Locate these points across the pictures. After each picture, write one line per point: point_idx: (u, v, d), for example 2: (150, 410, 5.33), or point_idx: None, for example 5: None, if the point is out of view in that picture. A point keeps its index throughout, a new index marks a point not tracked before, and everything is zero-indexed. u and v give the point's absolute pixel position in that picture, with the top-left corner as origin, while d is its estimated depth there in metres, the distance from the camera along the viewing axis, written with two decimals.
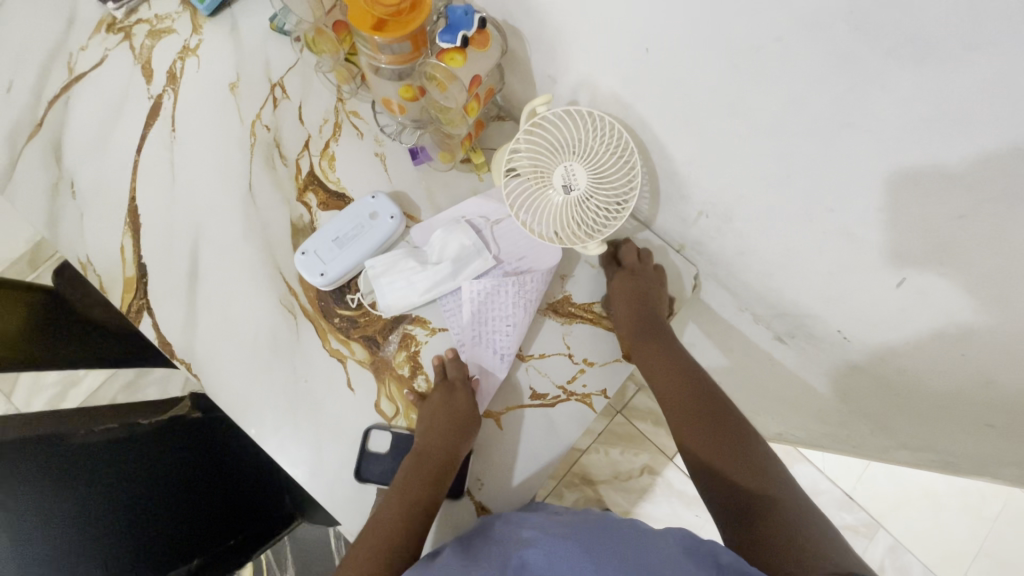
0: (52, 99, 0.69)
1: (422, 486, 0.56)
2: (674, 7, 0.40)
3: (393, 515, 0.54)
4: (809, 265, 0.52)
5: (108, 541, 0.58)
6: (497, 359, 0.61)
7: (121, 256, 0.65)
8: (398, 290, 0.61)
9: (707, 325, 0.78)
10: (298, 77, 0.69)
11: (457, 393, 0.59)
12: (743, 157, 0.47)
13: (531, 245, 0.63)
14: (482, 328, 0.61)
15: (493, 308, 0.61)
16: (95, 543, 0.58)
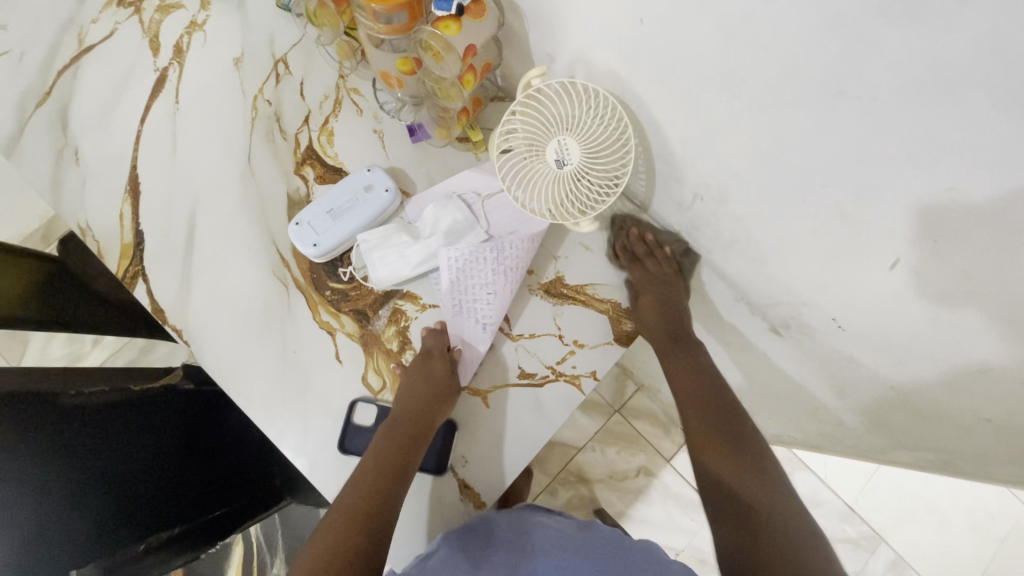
0: (62, 69, 0.70)
1: (399, 451, 0.57)
2: None
3: (367, 478, 0.55)
4: (803, 249, 0.51)
5: (86, 505, 0.58)
6: (479, 331, 0.61)
7: (119, 222, 0.65)
8: (386, 261, 0.61)
9: (703, 319, 0.77)
10: (301, 54, 0.70)
11: (435, 362, 0.60)
12: (737, 133, 0.47)
13: (522, 222, 0.62)
14: (463, 298, 0.60)
15: (472, 276, 0.60)
16: (79, 504, 0.58)
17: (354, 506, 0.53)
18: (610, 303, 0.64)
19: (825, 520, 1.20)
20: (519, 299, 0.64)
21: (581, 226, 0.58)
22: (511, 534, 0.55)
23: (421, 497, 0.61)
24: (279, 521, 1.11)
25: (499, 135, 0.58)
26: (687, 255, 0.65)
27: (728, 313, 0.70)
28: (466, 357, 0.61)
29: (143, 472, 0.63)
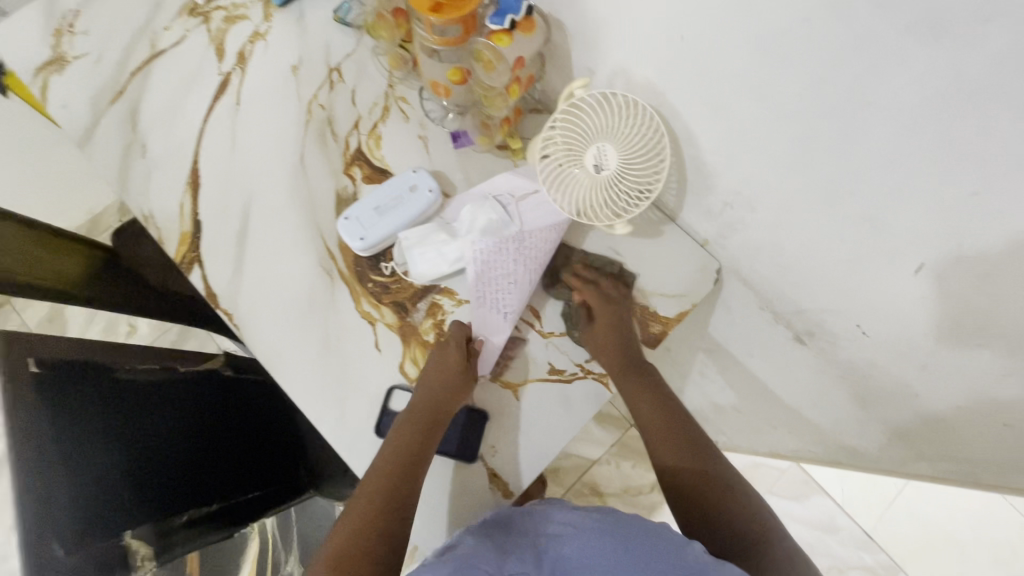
0: (134, 70, 0.76)
1: (415, 443, 0.59)
2: None
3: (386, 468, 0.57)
4: (829, 256, 0.53)
5: (142, 480, 0.59)
6: (500, 320, 0.64)
7: (179, 211, 0.69)
8: (427, 257, 0.64)
9: (726, 330, 0.79)
10: (354, 63, 0.76)
11: (451, 352, 0.62)
12: (769, 143, 0.50)
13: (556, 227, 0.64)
14: (486, 289, 0.63)
15: (496, 267, 0.63)
16: (136, 477, 0.58)
17: (378, 489, 0.55)
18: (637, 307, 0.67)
19: (841, 546, 1.22)
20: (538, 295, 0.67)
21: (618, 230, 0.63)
22: (528, 522, 0.56)
23: (451, 486, 0.63)
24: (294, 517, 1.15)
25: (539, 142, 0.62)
26: (712, 265, 0.67)
27: (752, 322, 0.73)
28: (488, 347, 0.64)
29: (185, 451, 0.66)
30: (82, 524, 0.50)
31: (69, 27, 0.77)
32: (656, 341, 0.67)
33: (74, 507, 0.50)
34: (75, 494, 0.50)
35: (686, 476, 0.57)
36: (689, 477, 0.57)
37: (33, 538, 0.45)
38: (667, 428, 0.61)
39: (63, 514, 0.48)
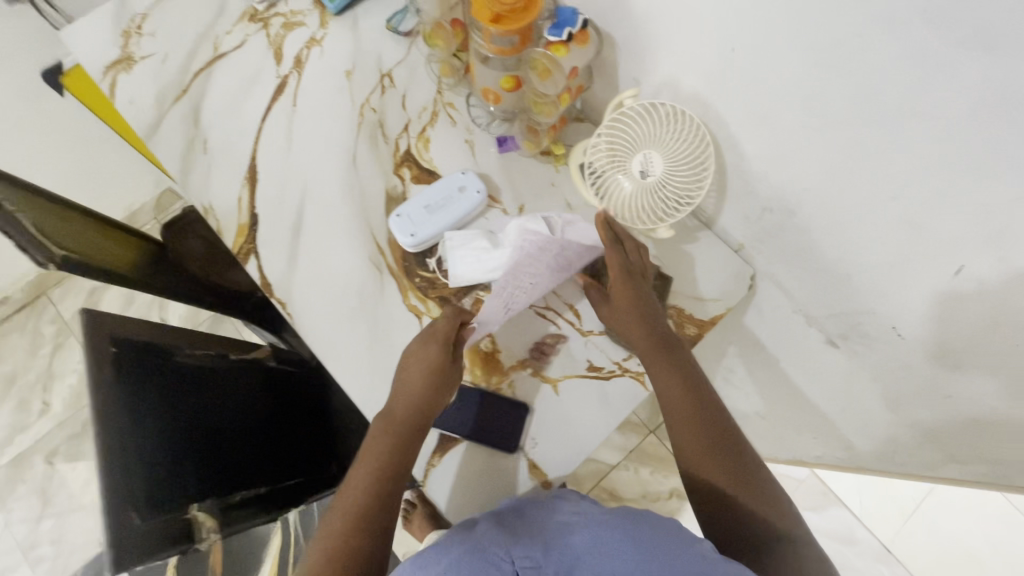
0: (197, 71, 0.80)
1: (398, 448, 0.59)
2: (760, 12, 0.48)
3: (369, 473, 0.57)
4: (867, 260, 0.56)
5: (196, 461, 0.61)
6: (500, 315, 0.64)
7: (238, 205, 0.73)
8: (467, 259, 0.67)
9: (756, 335, 0.82)
10: (405, 69, 0.79)
11: (430, 347, 0.62)
12: (813, 152, 0.53)
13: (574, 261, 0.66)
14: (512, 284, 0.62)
15: (529, 266, 0.62)
16: (189, 460, 0.60)
17: (359, 488, 0.56)
18: (673, 308, 0.69)
19: (860, 559, 1.24)
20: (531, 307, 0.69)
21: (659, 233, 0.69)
22: (538, 512, 0.56)
23: (491, 475, 0.64)
24: None
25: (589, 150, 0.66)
26: (747, 271, 0.70)
27: (784, 327, 0.75)
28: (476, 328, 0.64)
29: (230, 436, 0.68)
30: (150, 494, 0.53)
31: (137, 29, 0.82)
32: (692, 342, 0.69)
33: (145, 482, 0.53)
34: (145, 469, 0.54)
35: (714, 475, 0.56)
36: (714, 476, 0.56)
37: (114, 507, 0.49)
38: (691, 416, 0.59)
39: (136, 484, 0.52)
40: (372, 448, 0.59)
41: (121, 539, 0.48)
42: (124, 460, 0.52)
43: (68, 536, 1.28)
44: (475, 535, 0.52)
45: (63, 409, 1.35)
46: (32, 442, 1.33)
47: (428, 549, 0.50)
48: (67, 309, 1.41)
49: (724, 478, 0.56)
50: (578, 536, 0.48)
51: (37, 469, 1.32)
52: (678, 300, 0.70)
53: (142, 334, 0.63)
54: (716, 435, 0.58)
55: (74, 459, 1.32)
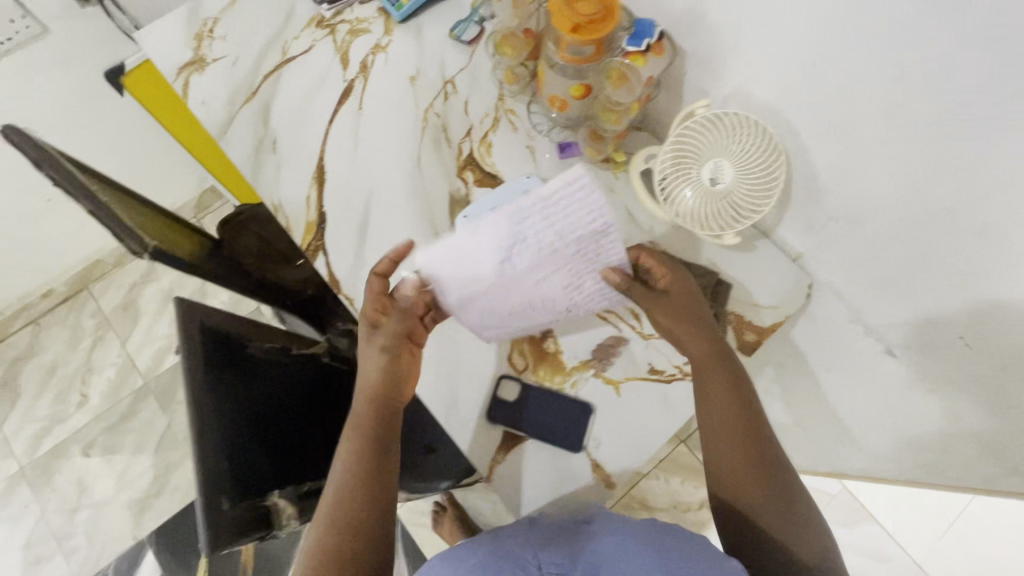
0: (267, 73, 0.83)
1: (366, 434, 0.61)
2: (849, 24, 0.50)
3: (349, 462, 0.60)
4: (939, 269, 0.57)
5: (269, 454, 0.63)
6: (492, 261, 0.54)
7: (307, 203, 0.76)
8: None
9: (804, 346, 0.82)
10: (468, 76, 0.81)
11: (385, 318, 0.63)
12: (890, 161, 0.55)
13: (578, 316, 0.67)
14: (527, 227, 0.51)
15: (556, 215, 0.50)
16: (263, 451, 0.62)
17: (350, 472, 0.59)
18: (733, 314, 0.71)
19: None
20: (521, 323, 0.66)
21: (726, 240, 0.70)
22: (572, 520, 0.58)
23: (555, 473, 0.66)
24: None
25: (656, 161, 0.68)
26: (805, 280, 0.71)
27: (837, 338, 0.76)
28: (456, 262, 0.55)
29: (293, 431, 0.70)
30: (238, 481, 0.55)
31: (208, 32, 0.85)
32: (751, 348, 0.70)
33: (231, 468, 0.55)
34: (229, 455, 0.56)
35: (744, 474, 0.58)
36: (747, 476, 0.58)
37: (210, 492, 0.51)
38: (735, 415, 0.60)
39: (226, 472, 0.54)
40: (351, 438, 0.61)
41: (215, 523, 0.50)
42: (215, 449, 0.54)
43: (102, 527, 1.29)
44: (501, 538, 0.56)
45: (100, 401, 1.37)
46: (69, 433, 1.35)
47: (454, 550, 0.55)
48: (107, 303, 1.45)
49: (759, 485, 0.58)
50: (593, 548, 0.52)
51: (73, 461, 1.34)
52: (735, 306, 0.71)
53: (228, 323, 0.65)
54: (749, 438, 0.59)
55: (109, 452, 1.34)
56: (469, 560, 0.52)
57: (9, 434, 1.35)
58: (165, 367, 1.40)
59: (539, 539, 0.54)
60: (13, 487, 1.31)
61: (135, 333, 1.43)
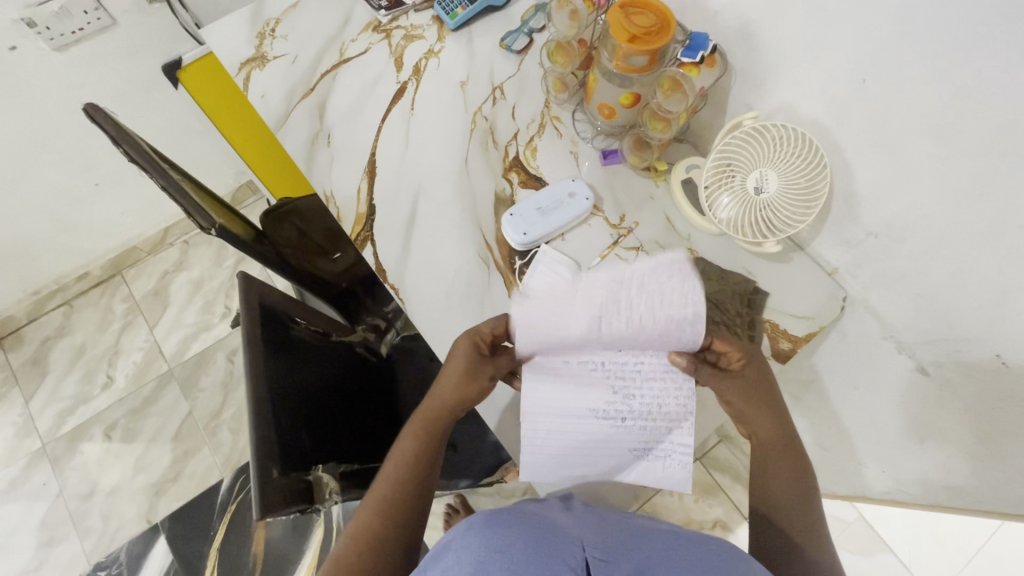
0: (324, 72, 0.86)
1: (427, 439, 0.63)
2: (906, 41, 0.53)
3: (403, 462, 0.61)
4: (979, 286, 0.57)
5: (312, 431, 0.64)
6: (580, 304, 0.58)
7: (357, 195, 0.79)
8: (546, 279, 0.72)
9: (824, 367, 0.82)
10: (517, 84, 0.85)
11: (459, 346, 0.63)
12: (934, 176, 0.57)
13: (618, 435, 0.61)
14: (619, 288, 0.58)
15: (645, 288, 0.58)
16: (306, 429, 0.63)
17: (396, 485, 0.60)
18: (769, 322, 0.71)
19: None
20: (557, 418, 0.61)
21: (766, 249, 0.73)
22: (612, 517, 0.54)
23: None
24: None
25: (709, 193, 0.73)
26: (839, 293, 0.72)
27: (863, 358, 0.75)
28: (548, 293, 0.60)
29: (331, 413, 0.71)
30: (286, 453, 0.56)
31: (271, 31, 0.89)
32: (786, 357, 0.70)
33: (281, 439, 0.56)
34: (279, 428, 0.56)
35: (779, 508, 0.60)
36: (778, 508, 0.59)
37: (263, 459, 0.51)
38: (780, 456, 0.61)
39: (276, 443, 0.55)
40: (406, 438, 0.63)
41: (266, 489, 0.50)
42: (267, 421, 0.55)
43: (117, 510, 1.30)
44: (547, 519, 0.50)
45: (125, 385, 1.40)
46: (92, 413, 1.38)
47: (496, 515, 0.50)
48: (139, 289, 1.49)
49: (790, 518, 0.59)
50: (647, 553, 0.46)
51: (94, 441, 1.36)
52: (769, 314, 0.72)
53: (277, 302, 0.67)
54: (792, 476, 0.60)
55: (129, 434, 1.36)
56: (514, 530, 0.47)
57: (34, 411, 1.38)
58: (190, 354, 1.44)
59: (588, 528, 0.49)
60: (33, 464, 1.33)
61: (163, 320, 1.47)
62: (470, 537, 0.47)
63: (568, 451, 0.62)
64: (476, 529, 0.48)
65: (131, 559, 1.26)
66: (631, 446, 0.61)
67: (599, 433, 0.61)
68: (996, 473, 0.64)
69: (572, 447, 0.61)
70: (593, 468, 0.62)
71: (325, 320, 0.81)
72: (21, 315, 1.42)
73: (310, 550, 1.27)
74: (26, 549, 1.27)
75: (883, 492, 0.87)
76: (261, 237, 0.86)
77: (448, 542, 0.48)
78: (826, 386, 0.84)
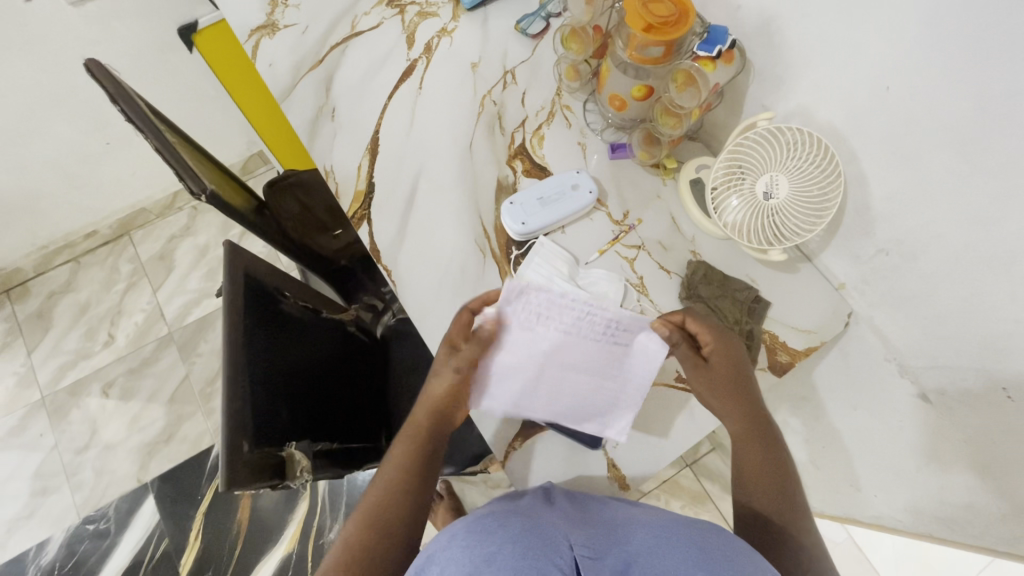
0: (334, 45, 0.85)
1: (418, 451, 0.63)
2: (938, 45, 0.50)
3: (394, 474, 0.62)
4: (990, 314, 0.54)
5: (292, 408, 0.63)
6: (552, 317, 0.62)
7: (357, 172, 0.77)
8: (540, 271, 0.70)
9: (824, 384, 0.79)
10: (529, 70, 0.82)
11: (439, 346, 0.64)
12: (953, 194, 0.54)
13: (549, 380, 0.63)
14: (591, 309, 0.61)
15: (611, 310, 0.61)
16: (285, 405, 0.62)
17: (387, 495, 0.60)
18: (768, 333, 0.69)
19: None
20: (511, 381, 0.63)
21: (771, 257, 0.70)
22: (605, 513, 0.52)
23: (567, 470, 0.66)
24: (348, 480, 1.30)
25: (718, 191, 0.71)
26: (844, 308, 0.69)
27: (866, 379, 0.72)
28: (524, 312, 0.62)
29: (314, 389, 0.71)
30: (260, 427, 0.56)
31: None
32: (783, 369, 0.67)
33: (254, 411, 0.55)
34: (255, 402, 0.56)
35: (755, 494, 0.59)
36: (753, 489, 0.60)
37: (232, 432, 0.51)
38: (753, 434, 0.61)
39: (249, 417, 0.54)
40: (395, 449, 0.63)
41: (235, 460, 0.50)
42: (242, 395, 0.54)
43: (109, 467, 1.32)
44: (533, 519, 0.50)
45: (125, 344, 1.42)
46: (92, 369, 1.40)
47: (479, 523, 0.49)
48: (145, 251, 1.50)
49: (761, 499, 0.59)
50: (639, 540, 0.46)
51: (92, 397, 1.38)
52: (767, 322, 0.69)
53: (267, 275, 0.66)
54: (768, 468, 0.60)
55: (126, 393, 1.38)
56: (498, 535, 0.46)
57: (36, 363, 1.40)
58: (190, 319, 1.44)
59: (575, 523, 0.49)
60: (33, 415, 1.36)
61: (167, 284, 1.48)
62: (453, 549, 0.46)
63: (519, 385, 0.63)
64: (460, 538, 0.47)
65: (119, 515, 1.28)
66: (568, 411, 0.63)
67: (556, 375, 0.63)
68: (990, 508, 0.62)
69: (516, 395, 0.63)
70: (502, 400, 0.64)
71: (317, 296, 0.80)
72: (29, 268, 1.44)
73: (294, 520, 1.28)
74: (19, 498, 1.30)
75: (875, 516, 0.84)
76: (260, 208, 0.85)
77: (432, 553, 0.47)
78: (822, 402, 0.81)
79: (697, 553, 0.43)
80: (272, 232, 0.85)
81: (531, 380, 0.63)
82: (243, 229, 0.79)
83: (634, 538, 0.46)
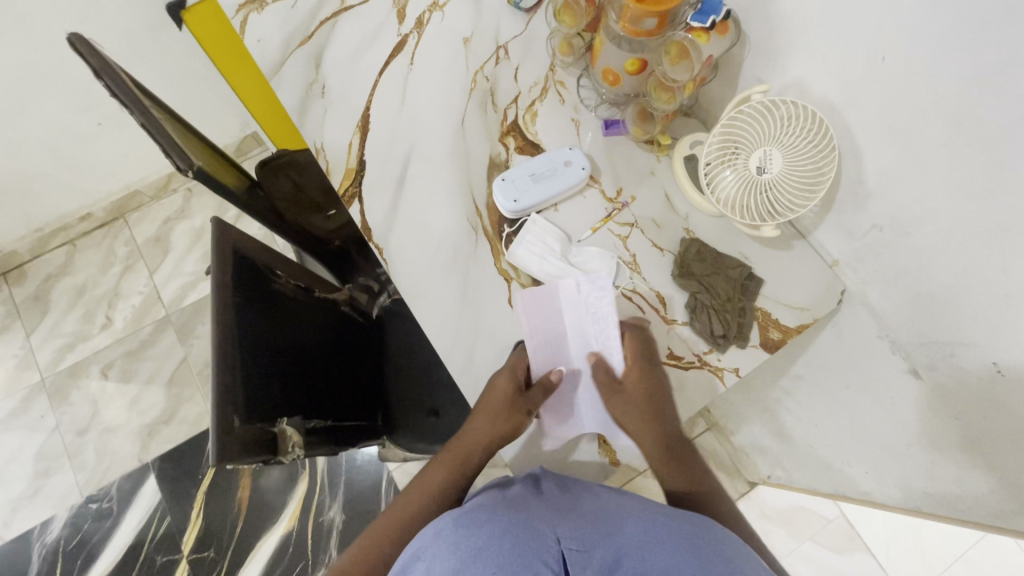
0: (323, 20, 0.83)
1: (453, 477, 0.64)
2: (937, 11, 0.49)
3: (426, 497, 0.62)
4: (981, 289, 0.54)
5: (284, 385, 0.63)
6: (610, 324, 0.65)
7: (348, 149, 0.77)
8: (533, 249, 0.70)
9: (817, 361, 0.79)
10: (522, 45, 0.81)
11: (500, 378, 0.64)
12: (946, 167, 0.53)
13: (572, 345, 0.66)
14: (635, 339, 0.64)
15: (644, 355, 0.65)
16: (277, 383, 0.62)
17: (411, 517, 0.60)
18: (761, 311, 0.68)
19: None
20: (544, 332, 0.66)
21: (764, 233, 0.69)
22: (595, 503, 0.52)
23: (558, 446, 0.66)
24: (345, 465, 1.33)
25: (710, 170, 0.70)
26: (837, 285, 0.69)
27: (858, 356, 0.72)
28: (594, 293, 0.65)
29: (307, 367, 0.71)
30: (252, 405, 0.56)
31: None
32: (775, 346, 0.67)
33: (245, 389, 0.55)
34: (245, 380, 0.56)
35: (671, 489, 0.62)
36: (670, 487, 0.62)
37: (221, 409, 0.51)
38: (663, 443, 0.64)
39: (240, 395, 0.54)
40: (422, 485, 0.63)
41: (226, 437, 0.50)
42: (231, 372, 0.54)
43: (110, 448, 1.34)
44: (520, 509, 0.50)
45: (124, 327, 1.42)
46: (91, 352, 1.41)
47: (467, 516, 0.49)
48: (141, 233, 1.50)
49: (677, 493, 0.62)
50: (625, 530, 0.46)
51: (91, 380, 1.38)
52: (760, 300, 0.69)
53: (256, 253, 0.66)
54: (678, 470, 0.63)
55: (125, 375, 1.39)
56: (484, 529, 0.46)
57: (35, 345, 1.40)
58: (187, 302, 1.44)
59: (561, 512, 0.50)
60: (33, 397, 1.37)
61: (163, 267, 1.48)
62: (439, 543, 0.46)
63: (547, 330, 0.66)
64: (447, 531, 0.47)
65: (121, 495, 1.30)
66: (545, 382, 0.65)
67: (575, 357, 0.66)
68: (979, 482, 0.62)
69: (539, 332, 0.65)
70: (532, 318, 0.66)
71: (309, 275, 0.80)
72: (24, 250, 1.44)
73: (293, 500, 1.30)
74: (23, 478, 1.32)
75: (864, 492, 0.85)
76: (252, 185, 0.84)
77: (420, 548, 0.47)
78: (815, 379, 0.82)
79: (682, 553, 0.43)
80: (264, 209, 0.84)
81: (554, 342, 0.66)
82: (235, 206, 0.78)
83: (622, 530, 0.46)
